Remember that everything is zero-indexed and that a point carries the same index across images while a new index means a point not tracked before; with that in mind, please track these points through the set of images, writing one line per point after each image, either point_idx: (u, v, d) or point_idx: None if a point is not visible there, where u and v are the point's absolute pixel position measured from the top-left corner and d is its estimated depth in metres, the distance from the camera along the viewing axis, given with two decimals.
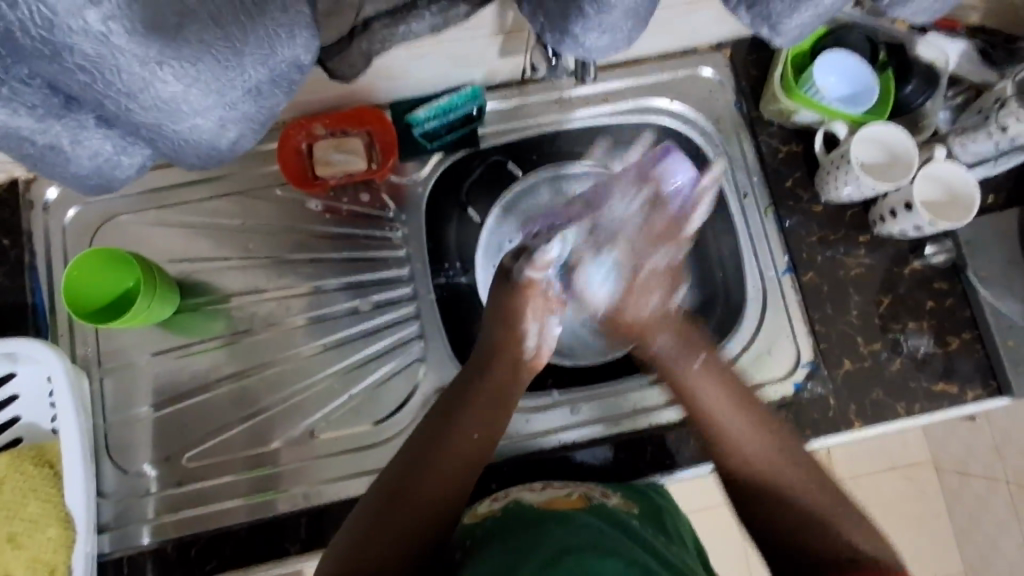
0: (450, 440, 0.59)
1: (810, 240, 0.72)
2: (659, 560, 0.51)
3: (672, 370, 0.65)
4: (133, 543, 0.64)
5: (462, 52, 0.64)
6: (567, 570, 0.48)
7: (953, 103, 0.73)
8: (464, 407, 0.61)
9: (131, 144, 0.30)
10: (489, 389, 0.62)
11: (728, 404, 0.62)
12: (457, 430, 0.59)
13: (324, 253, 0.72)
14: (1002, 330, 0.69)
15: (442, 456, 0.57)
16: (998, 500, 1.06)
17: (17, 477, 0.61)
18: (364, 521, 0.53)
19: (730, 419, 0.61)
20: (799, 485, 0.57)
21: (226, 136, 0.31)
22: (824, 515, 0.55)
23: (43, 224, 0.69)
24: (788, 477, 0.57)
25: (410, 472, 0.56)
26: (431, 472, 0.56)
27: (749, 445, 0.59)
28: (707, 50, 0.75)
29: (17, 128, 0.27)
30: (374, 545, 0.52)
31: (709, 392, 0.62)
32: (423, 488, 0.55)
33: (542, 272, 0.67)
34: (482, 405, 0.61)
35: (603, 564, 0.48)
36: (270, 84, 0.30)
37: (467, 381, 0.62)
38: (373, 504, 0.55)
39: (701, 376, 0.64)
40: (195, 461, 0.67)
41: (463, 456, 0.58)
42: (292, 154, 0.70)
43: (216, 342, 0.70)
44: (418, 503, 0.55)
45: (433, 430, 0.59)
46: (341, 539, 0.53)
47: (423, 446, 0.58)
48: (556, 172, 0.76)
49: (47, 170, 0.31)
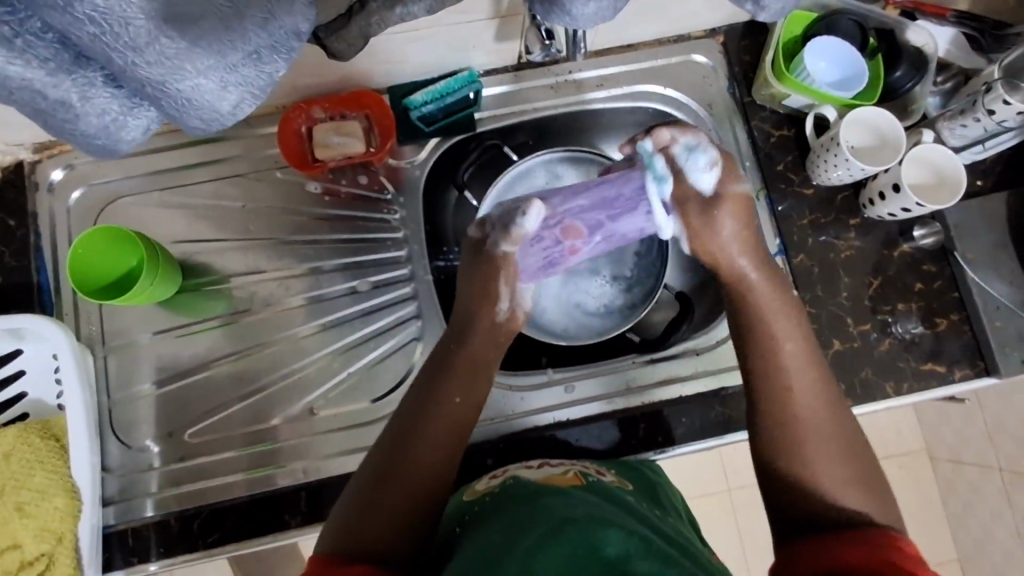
0: (435, 411, 0.60)
1: (801, 224, 0.73)
2: (655, 530, 0.52)
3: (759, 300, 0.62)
4: (137, 517, 0.65)
5: (459, 36, 0.65)
6: (567, 538, 0.47)
7: (942, 88, 0.74)
8: (442, 381, 0.62)
9: (137, 104, 0.32)
10: (467, 361, 0.63)
11: (795, 340, 0.60)
12: (440, 403, 0.60)
13: (324, 234, 0.73)
14: (990, 311, 0.70)
15: (425, 430, 0.58)
16: (991, 488, 1.05)
17: (24, 448, 0.63)
18: (356, 502, 0.55)
19: (794, 353, 0.59)
20: (830, 440, 0.56)
21: (227, 100, 0.32)
22: (812, 469, 0.55)
23: (48, 206, 0.71)
24: (833, 445, 0.56)
25: (399, 449, 0.57)
26: (417, 444, 0.57)
27: (809, 387, 0.58)
28: (700, 37, 0.77)
29: (31, 80, 0.29)
30: (370, 526, 0.53)
31: (784, 324, 0.60)
32: (419, 466, 0.56)
33: (517, 244, 0.64)
34: (463, 375, 0.62)
35: (605, 535, 0.47)
36: (270, 50, 0.32)
37: (447, 352, 0.64)
38: (363, 485, 0.56)
39: (783, 308, 0.61)
40: (197, 437, 0.68)
41: (449, 425, 0.59)
42: (292, 136, 0.71)
43: (216, 322, 0.71)
44: (409, 478, 0.56)
45: (418, 401, 0.61)
46: (333, 521, 0.54)
47: (406, 426, 0.59)
48: (532, 161, 0.75)
49: (57, 127, 0.32)
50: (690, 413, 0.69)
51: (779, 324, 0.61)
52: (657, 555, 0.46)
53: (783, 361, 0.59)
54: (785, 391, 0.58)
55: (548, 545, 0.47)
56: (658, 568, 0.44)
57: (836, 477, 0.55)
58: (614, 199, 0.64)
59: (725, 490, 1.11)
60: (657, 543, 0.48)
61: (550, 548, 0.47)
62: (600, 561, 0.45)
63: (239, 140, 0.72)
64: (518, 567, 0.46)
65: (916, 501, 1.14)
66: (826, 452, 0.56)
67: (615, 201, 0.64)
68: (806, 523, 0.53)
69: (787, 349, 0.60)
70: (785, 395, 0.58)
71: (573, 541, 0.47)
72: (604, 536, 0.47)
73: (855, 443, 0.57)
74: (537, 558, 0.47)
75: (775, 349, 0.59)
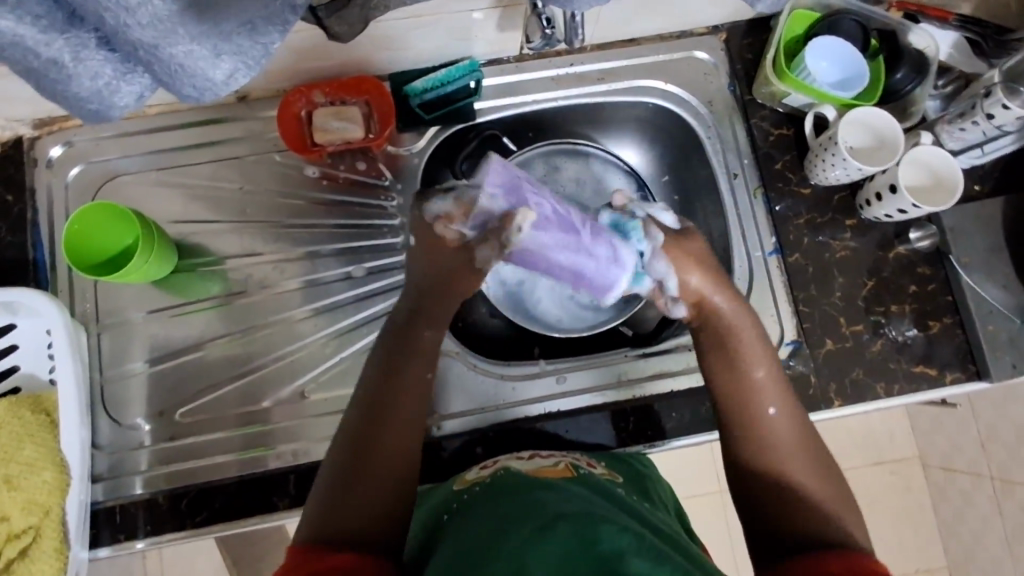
0: (405, 394, 0.59)
1: (797, 223, 0.73)
2: (647, 526, 0.52)
3: (726, 330, 0.60)
4: (126, 494, 0.65)
5: (461, 24, 0.66)
6: (558, 534, 0.47)
7: (943, 92, 0.73)
8: (409, 359, 0.60)
9: (130, 70, 0.35)
10: (432, 340, 0.61)
11: (766, 368, 0.59)
12: (405, 386, 0.59)
13: (321, 219, 0.73)
14: (982, 315, 0.70)
15: (394, 415, 0.58)
16: (981, 497, 1.06)
17: (15, 421, 0.63)
18: (329, 494, 0.54)
19: (764, 379, 0.58)
20: (806, 465, 0.56)
21: (220, 69, 0.35)
22: (794, 483, 0.55)
23: (46, 181, 0.71)
24: (809, 469, 0.56)
25: (368, 437, 0.56)
26: (388, 430, 0.57)
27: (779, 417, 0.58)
28: (703, 33, 0.77)
29: (23, 37, 0.32)
30: (351, 518, 0.52)
31: (754, 347, 0.59)
32: (391, 457, 0.56)
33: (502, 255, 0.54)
34: (422, 358, 0.60)
35: (599, 528, 0.46)
36: (264, 21, 0.35)
37: (414, 332, 0.61)
38: (337, 477, 0.55)
39: (749, 340, 0.60)
40: (188, 417, 0.69)
41: (413, 408, 0.59)
42: (292, 120, 0.71)
43: (211, 302, 0.72)
44: (382, 472, 0.55)
45: (381, 386, 0.59)
46: (311, 510, 0.54)
47: (369, 415, 0.57)
48: (530, 152, 0.77)
49: (51, 88, 0.35)
50: (680, 408, 0.69)
51: (749, 352, 0.59)
52: (650, 550, 0.45)
53: (754, 389, 0.58)
54: (757, 421, 0.58)
55: (539, 541, 0.46)
56: (652, 565, 0.43)
57: (819, 504, 0.54)
58: (588, 274, 0.56)
59: (717, 492, 1.11)
60: (651, 538, 0.47)
61: (543, 541, 0.46)
62: (591, 558, 0.44)
63: (240, 122, 0.73)
64: (508, 561, 0.46)
65: (908, 507, 1.14)
66: (798, 462, 0.56)
67: (588, 274, 0.56)
68: (799, 537, 0.53)
69: (758, 376, 0.59)
70: (754, 425, 0.58)
71: (566, 536, 0.46)
72: (598, 529, 0.46)
73: (828, 463, 0.58)
74: (527, 553, 0.46)
75: (743, 378, 0.59)
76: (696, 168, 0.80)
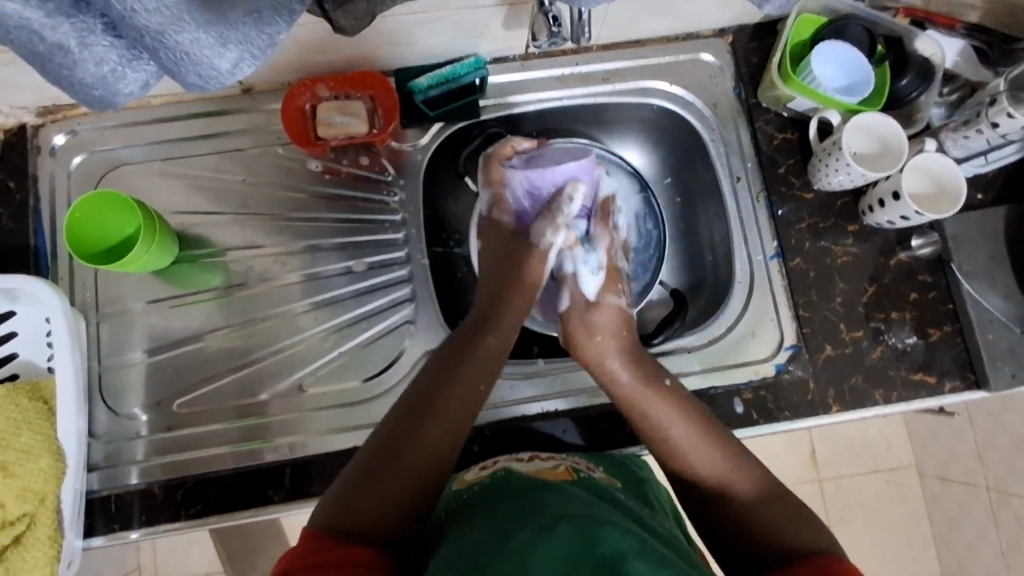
0: (460, 392, 0.61)
1: (799, 227, 0.73)
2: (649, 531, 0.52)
3: (631, 398, 0.63)
4: (122, 483, 0.65)
5: (467, 21, 0.65)
6: (558, 535, 0.47)
7: (948, 99, 0.74)
8: (466, 360, 0.63)
9: (136, 56, 0.35)
10: (492, 348, 0.65)
11: (684, 424, 0.60)
12: (457, 385, 0.61)
13: (323, 213, 0.73)
14: (982, 324, 0.69)
15: (438, 412, 0.59)
16: (976, 507, 1.05)
17: (11, 407, 0.63)
18: (349, 484, 0.54)
19: (683, 437, 0.60)
20: (767, 502, 0.56)
21: (226, 58, 0.35)
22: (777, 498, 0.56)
23: (49, 169, 0.71)
24: (771, 505, 0.56)
25: (405, 432, 0.57)
26: (430, 427, 0.57)
27: (715, 464, 0.58)
28: (708, 36, 0.77)
29: (28, 19, 0.32)
30: (363, 511, 0.52)
31: (663, 409, 0.61)
32: (421, 453, 0.56)
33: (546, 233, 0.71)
34: (480, 364, 0.63)
35: (602, 531, 0.46)
36: (271, 11, 0.34)
37: (472, 337, 0.65)
38: (361, 468, 0.55)
39: (658, 401, 0.62)
40: (185, 408, 0.68)
41: (463, 408, 0.60)
42: (296, 114, 0.71)
43: (210, 294, 0.72)
44: (407, 468, 0.55)
45: (434, 384, 0.61)
46: (321, 504, 0.54)
47: (413, 410, 0.59)
48: None
49: (55, 72, 0.35)
50: None
51: (656, 412, 0.61)
52: (653, 556, 0.45)
53: (676, 448, 0.60)
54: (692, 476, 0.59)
55: (538, 541, 0.47)
56: (654, 569, 0.43)
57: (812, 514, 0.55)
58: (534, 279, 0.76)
59: None
60: (655, 543, 0.47)
61: (543, 541, 0.46)
62: (592, 559, 0.44)
63: (244, 114, 0.73)
64: (508, 560, 0.46)
65: (901, 515, 1.15)
66: (760, 501, 0.56)
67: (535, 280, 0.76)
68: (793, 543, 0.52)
69: (677, 434, 0.60)
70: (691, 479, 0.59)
71: (567, 537, 0.46)
72: (599, 532, 0.46)
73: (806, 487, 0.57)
74: (527, 552, 0.46)
75: (662, 441, 0.61)
76: (699, 171, 0.80)
